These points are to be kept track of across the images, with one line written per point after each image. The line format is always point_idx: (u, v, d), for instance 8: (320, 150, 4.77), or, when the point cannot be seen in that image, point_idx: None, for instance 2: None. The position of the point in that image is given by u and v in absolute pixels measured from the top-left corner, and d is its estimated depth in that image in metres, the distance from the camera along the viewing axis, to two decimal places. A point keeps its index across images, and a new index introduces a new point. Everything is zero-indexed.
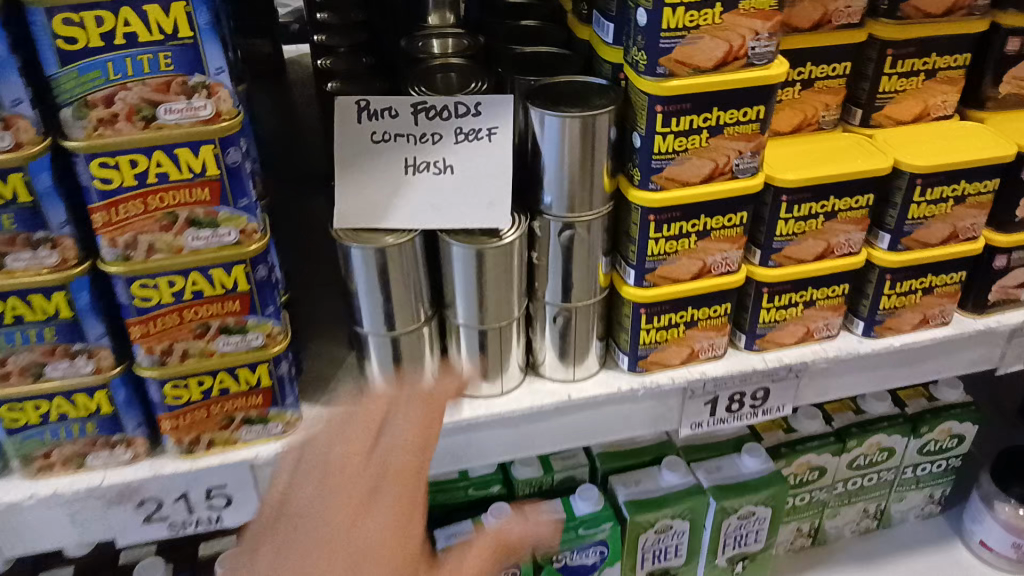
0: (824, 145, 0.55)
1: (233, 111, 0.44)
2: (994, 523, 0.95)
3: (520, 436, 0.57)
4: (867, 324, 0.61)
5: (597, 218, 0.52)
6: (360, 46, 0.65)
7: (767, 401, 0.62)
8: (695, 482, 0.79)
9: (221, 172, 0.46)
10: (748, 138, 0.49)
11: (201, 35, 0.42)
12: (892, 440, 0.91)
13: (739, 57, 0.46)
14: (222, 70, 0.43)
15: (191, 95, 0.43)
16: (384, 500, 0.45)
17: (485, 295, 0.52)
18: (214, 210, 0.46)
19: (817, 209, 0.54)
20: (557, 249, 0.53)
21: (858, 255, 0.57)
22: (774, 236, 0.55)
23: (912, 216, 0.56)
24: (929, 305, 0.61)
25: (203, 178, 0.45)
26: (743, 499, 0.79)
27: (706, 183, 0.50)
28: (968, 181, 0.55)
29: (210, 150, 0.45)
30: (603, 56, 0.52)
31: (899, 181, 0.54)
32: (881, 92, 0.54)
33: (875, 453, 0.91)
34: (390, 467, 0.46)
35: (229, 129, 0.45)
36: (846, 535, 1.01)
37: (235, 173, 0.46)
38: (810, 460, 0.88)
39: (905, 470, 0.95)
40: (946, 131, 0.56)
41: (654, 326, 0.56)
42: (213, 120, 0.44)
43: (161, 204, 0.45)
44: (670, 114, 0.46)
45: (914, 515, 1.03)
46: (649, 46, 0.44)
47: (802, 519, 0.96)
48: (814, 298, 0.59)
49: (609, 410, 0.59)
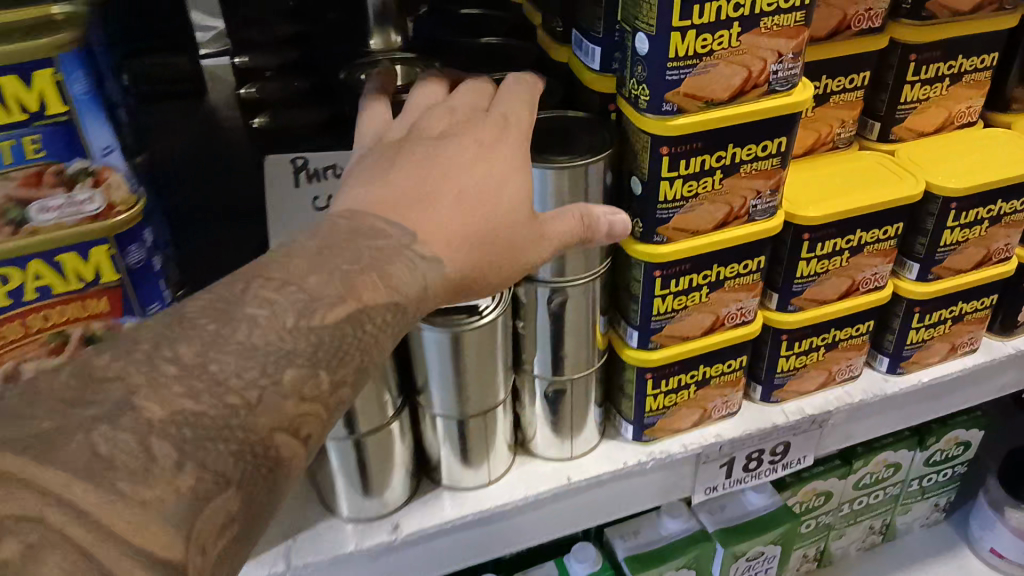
0: (843, 168, 0.46)
1: (130, 199, 0.33)
2: (1003, 530, 0.82)
3: (503, 532, 0.46)
4: (893, 360, 0.51)
5: (592, 280, 0.41)
6: None
7: (787, 455, 0.52)
8: (701, 526, 0.63)
9: (121, 276, 0.35)
10: (767, 175, 0.40)
11: (79, 107, 0.31)
12: (899, 455, 0.78)
13: (759, 84, 0.37)
14: (111, 149, 0.33)
15: (72, 186, 0.32)
16: (481, 156, 0.34)
17: (467, 381, 0.41)
18: (117, 323, 0.36)
19: (843, 245, 0.44)
20: (543, 321, 0.42)
21: (885, 289, 0.48)
22: (793, 278, 0.45)
23: (946, 243, 0.47)
24: (958, 333, 0.52)
25: (98, 286, 0.35)
26: (755, 540, 0.63)
27: (717, 230, 0.41)
28: (1005, 200, 0.47)
29: (103, 251, 0.34)
30: (587, 85, 0.41)
31: (931, 206, 0.46)
32: (902, 103, 0.47)
33: (881, 470, 0.78)
34: (477, 164, 0.34)
35: (127, 222, 0.34)
36: (851, 555, 0.85)
37: (141, 274, 0.35)
38: (816, 485, 0.74)
39: (910, 483, 0.82)
40: (973, 141, 0.48)
41: (662, 391, 0.46)
42: (105, 214, 0.33)
43: (48, 323, 0.34)
44: (679, 156, 0.37)
45: (919, 524, 0.88)
46: (652, 78, 0.35)
47: (809, 544, 0.79)
48: (837, 339, 0.49)
49: (607, 498, 0.48)
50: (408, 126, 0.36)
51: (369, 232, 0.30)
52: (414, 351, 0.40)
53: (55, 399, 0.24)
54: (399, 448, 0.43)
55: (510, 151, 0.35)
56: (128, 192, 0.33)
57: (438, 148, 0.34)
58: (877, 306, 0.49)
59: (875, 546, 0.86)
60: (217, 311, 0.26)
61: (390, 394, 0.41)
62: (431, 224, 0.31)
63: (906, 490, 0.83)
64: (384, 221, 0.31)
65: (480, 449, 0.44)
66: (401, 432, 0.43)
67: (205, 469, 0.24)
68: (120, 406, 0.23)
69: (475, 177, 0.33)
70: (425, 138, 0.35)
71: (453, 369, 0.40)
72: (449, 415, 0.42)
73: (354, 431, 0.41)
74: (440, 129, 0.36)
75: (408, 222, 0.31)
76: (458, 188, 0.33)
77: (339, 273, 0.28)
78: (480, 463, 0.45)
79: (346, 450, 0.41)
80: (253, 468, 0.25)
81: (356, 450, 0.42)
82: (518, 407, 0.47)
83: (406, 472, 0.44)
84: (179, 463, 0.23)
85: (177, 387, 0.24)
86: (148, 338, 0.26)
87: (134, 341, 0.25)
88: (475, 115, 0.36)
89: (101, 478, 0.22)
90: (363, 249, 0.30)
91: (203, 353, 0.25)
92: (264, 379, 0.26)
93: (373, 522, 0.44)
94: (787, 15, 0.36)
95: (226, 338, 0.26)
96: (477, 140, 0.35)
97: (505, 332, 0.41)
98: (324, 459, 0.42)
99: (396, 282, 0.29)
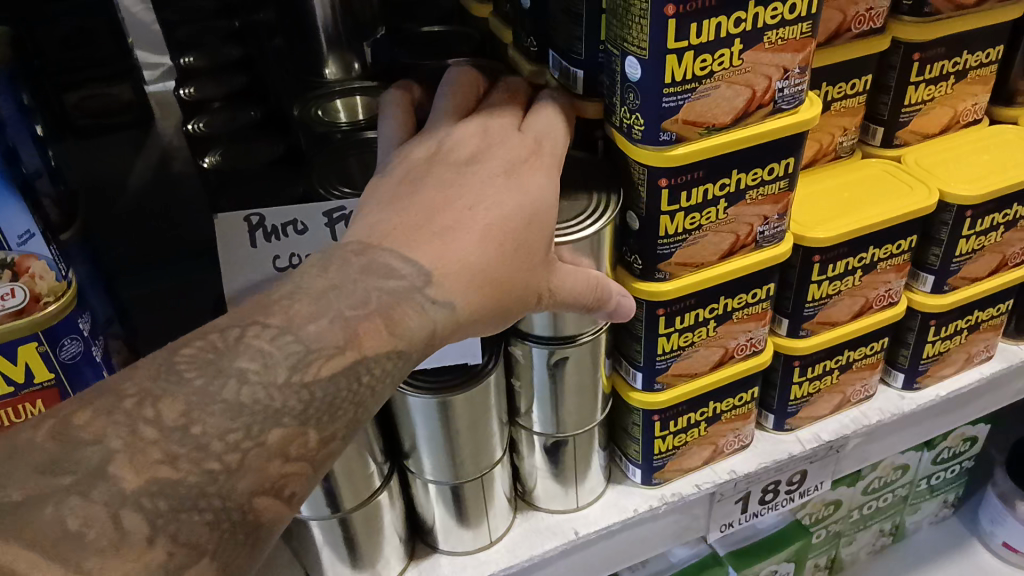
0: (849, 179, 0.45)
1: (56, 288, 0.30)
2: (1016, 524, 0.80)
3: None
4: (909, 375, 0.50)
5: (594, 340, 0.39)
6: (237, 94, 0.51)
7: (803, 483, 0.50)
8: (709, 552, 0.64)
9: (56, 374, 0.32)
10: (775, 200, 0.38)
11: None
12: (906, 457, 0.77)
13: (764, 104, 0.34)
14: (29, 235, 0.29)
15: None
16: (502, 189, 0.31)
17: (459, 446, 0.39)
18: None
19: (854, 263, 0.43)
20: (538, 378, 0.40)
21: (899, 303, 0.47)
22: (805, 303, 0.43)
23: (961, 252, 0.46)
24: (974, 343, 0.51)
25: (33, 387, 0.31)
26: (766, 563, 0.65)
27: (724, 260, 0.39)
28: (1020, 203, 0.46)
29: (31, 349, 0.31)
30: None
31: (945, 216, 0.44)
32: (906, 105, 0.45)
33: (890, 473, 0.77)
34: (505, 197, 0.31)
35: (56, 315, 0.31)
36: (862, 558, 0.84)
37: (78, 369, 0.32)
38: (826, 495, 0.72)
39: (919, 483, 0.81)
40: (978, 142, 0.47)
41: (671, 431, 0.44)
42: (29, 308, 0.30)
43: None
44: (678, 188, 0.35)
45: (928, 522, 0.87)
46: (647, 107, 0.32)
47: (821, 553, 0.78)
48: (851, 360, 0.47)
49: (621, 542, 0.46)
50: (436, 144, 0.33)
51: (382, 270, 0.28)
52: (402, 417, 0.38)
53: (29, 465, 0.21)
54: (388, 517, 0.41)
55: (541, 181, 0.32)
56: (53, 280, 0.30)
57: (462, 175, 0.31)
58: (893, 321, 0.48)
59: (886, 548, 0.85)
60: (203, 361, 0.24)
61: (378, 464, 0.39)
62: (445, 258, 0.29)
63: (914, 489, 0.82)
64: (397, 256, 0.28)
65: (479, 510, 0.43)
66: (391, 501, 0.41)
67: (176, 543, 0.22)
68: (96, 473, 0.21)
69: (500, 210, 0.30)
70: (451, 161, 0.32)
71: (440, 432, 0.38)
72: (443, 481, 0.40)
73: (338, 509, 0.39)
74: (468, 152, 0.33)
75: (421, 259, 0.28)
76: (484, 222, 0.30)
77: (341, 318, 0.26)
78: (481, 524, 0.43)
79: (332, 528, 0.40)
80: (231, 537, 0.23)
81: (342, 527, 0.40)
82: (516, 459, 0.45)
83: (397, 540, 0.42)
84: (151, 537, 0.21)
85: (155, 451, 0.22)
86: (137, 389, 0.23)
87: (118, 395, 0.23)
88: (507, 138, 0.34)
89: (66, 560, 0.20)
90: (372, 291, 0.27)
91: (187, 414, 0.23)
92: (248, 442, 0.23)
93: None
94: (792, 28, 0.33)
95: (213, 395, 0.23)
96: (506, 168, 0.32)
97: (494, 391, 0.39)
98: (307, 536, 0.41)
99: (403, 328, 0.27)
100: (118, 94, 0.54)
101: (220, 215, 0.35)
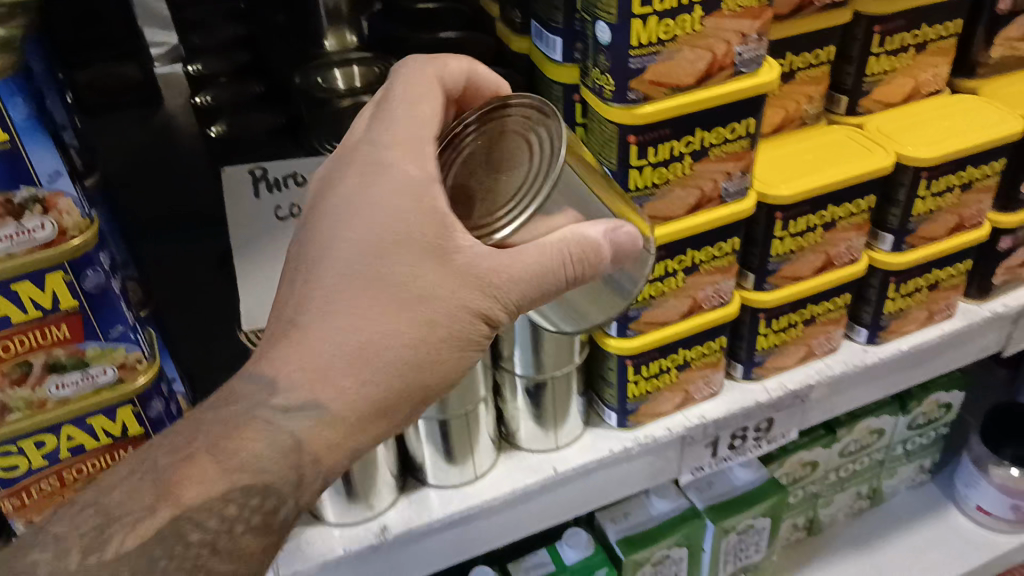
0: (813, 143, 0.48)
1: (81, 224, 0.34)
2: (988, 487, 0.84)
3: (497, 526, 0.48)
4: (871, 330, 0.53)
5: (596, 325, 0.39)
6: (244, 71, 0.57)
7: (771, 430, 0.53)
8: (689, 504, 0.68)
9: (80, 301, 0.35)
10: (737, 157, 0.41)
11: (20, 135, 0.32)
12: (882, 421, 0.80)
13: (725, 66, 0.37)
14: (58, 174, 0.33)
15: (21, 214, 0.32)
16: (343, 224, 0.31)
17: None
18: (79, 348, 0.36)
19: (815, 221, 0.46)
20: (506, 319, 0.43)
21: (861, 261, 0.50)
22: (769, 258, 0.47)
23: (917, 212, 0.49)
24: (934, 300, 0.54)
25: (59, 313, 0.35)
26: (742, 516, 0.68)
27: (691, 214, 0.42)
28: (974, 166, 0.49)
29: (58, 277, 0.34)
30: (548, 75, 0.41)
31: (902, 177, 0.48)
32: (868, 75, 0.49)
33: (866, 436, 0.80)
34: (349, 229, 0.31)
35: (80, 248, 0.34)
36: (839, 520, 0.87)
37: (102, 299, 0.36)
38: (802, 458, 0.76)
39: (894, 448, 0.84)
40: (937, 109, 0.50)
41: (644, 375, 0.48)
42: (56, 241, 0.33)
43: (11, 352, 0.35)
44: (646, 144, 0.38)
45: (905, 486, 0.90)
46: (616, 68, 0.35)
47: (796, 514, 0.82)
48: (815, 313, 0.51)
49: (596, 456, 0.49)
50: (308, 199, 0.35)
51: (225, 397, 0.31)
52: None
53: None
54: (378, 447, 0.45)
55: (388, 183, 0.31)
56: (79, 216, 0.34)
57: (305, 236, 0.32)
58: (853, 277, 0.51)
59: (864, 510, 0.89)
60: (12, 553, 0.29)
61: None
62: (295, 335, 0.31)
63: (890, 454, 0.85)
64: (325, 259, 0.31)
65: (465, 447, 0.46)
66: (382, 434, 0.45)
67: None
68: None
69: (344, 247, 0.31)
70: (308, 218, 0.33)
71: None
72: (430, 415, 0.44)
73: None
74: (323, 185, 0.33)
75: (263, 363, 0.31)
76: (330, 269, 0.31)
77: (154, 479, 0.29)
78: (467, 460, 0.46)
79: None
80: None
81: None
82: (501, 401, 0.48)
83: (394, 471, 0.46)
84: None
85: None
86: None
87: None
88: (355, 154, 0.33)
89: None
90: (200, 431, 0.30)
91: None
92: None
93: (359, 527, 0.46)
94: None
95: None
96: (349, 195, 0.32)
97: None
98: None
99: (234, 461, 0.30)
100: (128, 73, 0.57)
101: (227, 168, 0.41)
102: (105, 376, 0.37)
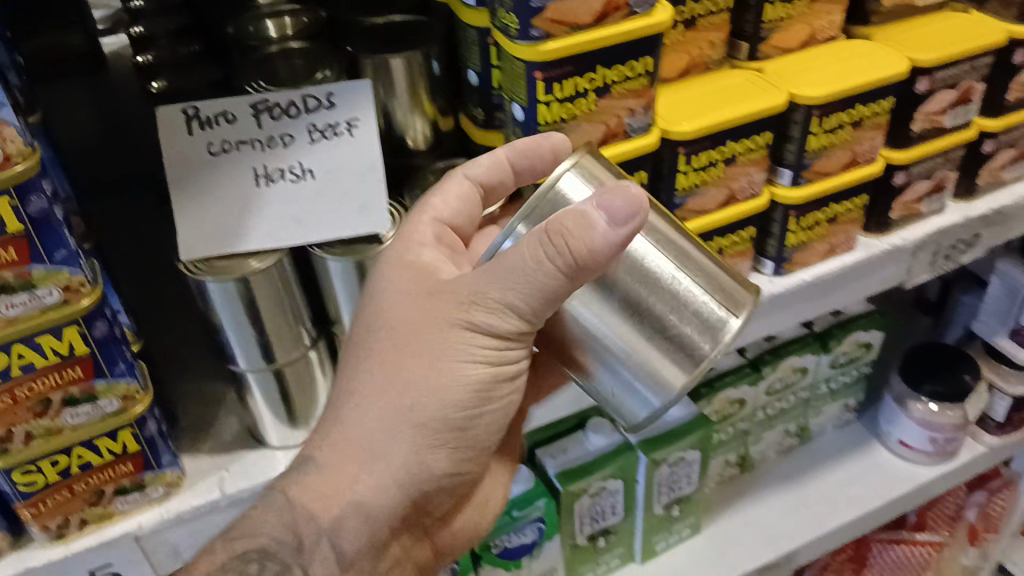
0: (716, 86, 0.52)
1: (22, 150, 0.37)
2: (909, 422, 0.88)
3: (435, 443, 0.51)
4: (776, 263, 0.58)
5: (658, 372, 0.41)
6: (184, 32, 0.56)
7: None
8: (622, 438, 0.72)
9: (24, 226, 0.38)
10: (638, 94, 0.45)
11: None
12: (803, 360, 0.85)
13: (620, 6, 0.41)
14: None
15: None
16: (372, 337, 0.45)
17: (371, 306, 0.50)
18: (25, 270, 0.39)
19: (715, 156, 0.50)
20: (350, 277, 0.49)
21: (761, 195, 0.54)
22: (675, 191, 0.50)
23: (811, 149, 0.53)
24: (834, 233, 0.59)
25: (5, 236, 0.38)
26: (674, 446, 0.73)
27: (602, 148, 0.45)
28: (862, 104, 0.54)
29: (4, 202, 0.37)
30: (467, 21, 0.48)
31: (795, 116, 0.52)
32: (764, 21, 0.53)
33: (790, 375, 0.85)
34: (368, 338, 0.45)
35: (24, 174, 0.37)
36: (771, 456, 0.92)
37: (44, 223, 0.39)
38: (730, 394, 0.81)
39: (820, 385, 0.89)
40: (835, 53, 0.55)
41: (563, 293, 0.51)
42: (2, 166, 0.36)
43: None
44: (551, 80, 0.41)
45: (831, 425, 0.95)
46: (519, 5, 0.39)
47: (727, 450, 0.86)
48: (723, 245, 0.55)
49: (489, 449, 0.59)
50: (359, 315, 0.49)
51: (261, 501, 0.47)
52: (324, 277, 0.49)
53: None
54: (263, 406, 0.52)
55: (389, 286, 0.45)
56: (20, 144, 0.37)
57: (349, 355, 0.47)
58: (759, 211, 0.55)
59: (796, 448, 0.93)
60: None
61: (304, 326, 0.50)
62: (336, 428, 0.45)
63: (815, 391, 0.90)
64: None
65: None
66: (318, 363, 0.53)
67: None
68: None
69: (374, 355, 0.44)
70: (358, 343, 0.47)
71: (268, 308, 0.47)
72: None
73: (272, 361, 0.49)
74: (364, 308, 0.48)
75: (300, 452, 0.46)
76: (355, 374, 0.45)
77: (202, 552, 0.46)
78: None
79: (265, 378, 0.50)
80: None
81: (276, 376, 0.51)
82: None
83: (284, 422, 0.53)
84: None
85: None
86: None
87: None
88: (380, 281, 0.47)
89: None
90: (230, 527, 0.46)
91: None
92: None
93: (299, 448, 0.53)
94: None
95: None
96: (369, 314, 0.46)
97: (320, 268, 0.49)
98: (245, 387, 0.51)
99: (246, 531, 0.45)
100: (71, 42, 0.65)
101: (162, 107, 0.47)
102: (50, 297, 0.40)
